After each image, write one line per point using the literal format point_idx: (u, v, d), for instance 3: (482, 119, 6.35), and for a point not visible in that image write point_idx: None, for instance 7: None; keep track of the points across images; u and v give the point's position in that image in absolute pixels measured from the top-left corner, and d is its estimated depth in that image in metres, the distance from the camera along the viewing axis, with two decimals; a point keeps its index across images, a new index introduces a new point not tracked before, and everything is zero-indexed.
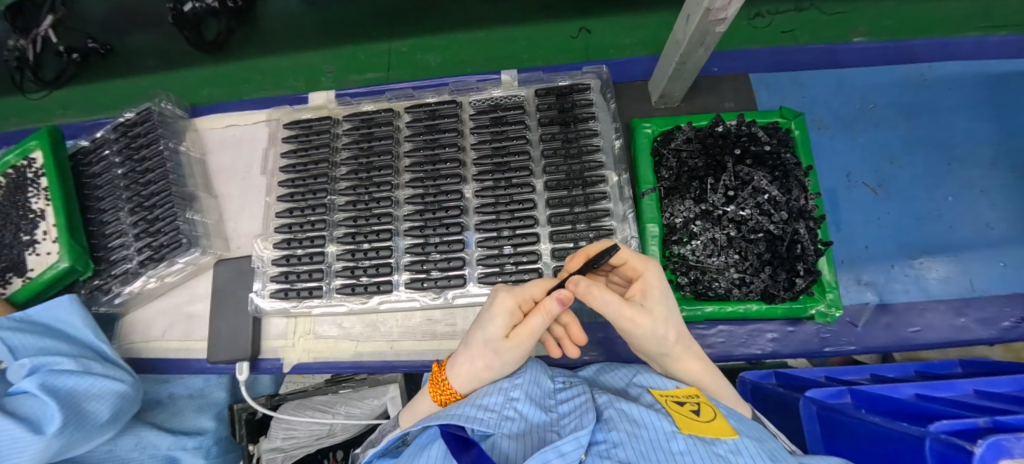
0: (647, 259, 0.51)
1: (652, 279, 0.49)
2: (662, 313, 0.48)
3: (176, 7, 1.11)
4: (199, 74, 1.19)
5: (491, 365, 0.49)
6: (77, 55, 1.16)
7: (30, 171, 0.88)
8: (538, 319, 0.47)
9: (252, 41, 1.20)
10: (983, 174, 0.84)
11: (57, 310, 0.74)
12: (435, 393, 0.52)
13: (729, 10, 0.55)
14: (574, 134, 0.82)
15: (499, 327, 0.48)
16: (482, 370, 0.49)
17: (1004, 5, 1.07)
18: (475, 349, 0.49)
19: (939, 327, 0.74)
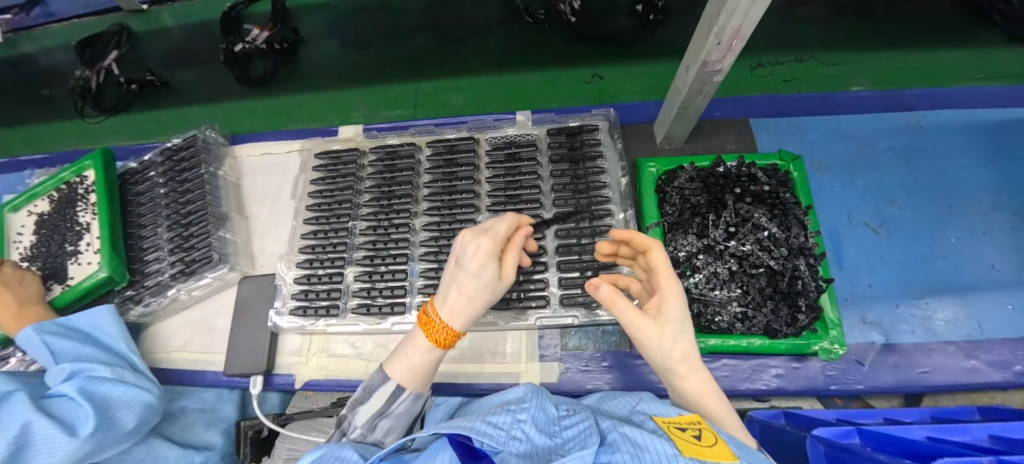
0: (672, 276, 0.49)
1: (670, 298, 0.48)
2: (673, 332, 0.47)
3: (228, 47, 1.21)
4: (242, 106, 1.30)
5: (483, 300, 0.49)
6: (136, 86, 1.29)
7: (81, 187, 0.96)
8: (514, 256, 0.50)
9: (292, 79, 1.32)
10: (984, 218, 0.86)
11: (97, 321, 0.79)
12: (426, 335, 0.50)
13: (724, 62, 0.63)
14: (582, 172, 0.87)
15: (489, 247, 0.48)
16: (472, 293, 0.49)
17: (998, 61, 1.13)
18: (467, 287, 0.48)
19: (950, 369, 0.73)
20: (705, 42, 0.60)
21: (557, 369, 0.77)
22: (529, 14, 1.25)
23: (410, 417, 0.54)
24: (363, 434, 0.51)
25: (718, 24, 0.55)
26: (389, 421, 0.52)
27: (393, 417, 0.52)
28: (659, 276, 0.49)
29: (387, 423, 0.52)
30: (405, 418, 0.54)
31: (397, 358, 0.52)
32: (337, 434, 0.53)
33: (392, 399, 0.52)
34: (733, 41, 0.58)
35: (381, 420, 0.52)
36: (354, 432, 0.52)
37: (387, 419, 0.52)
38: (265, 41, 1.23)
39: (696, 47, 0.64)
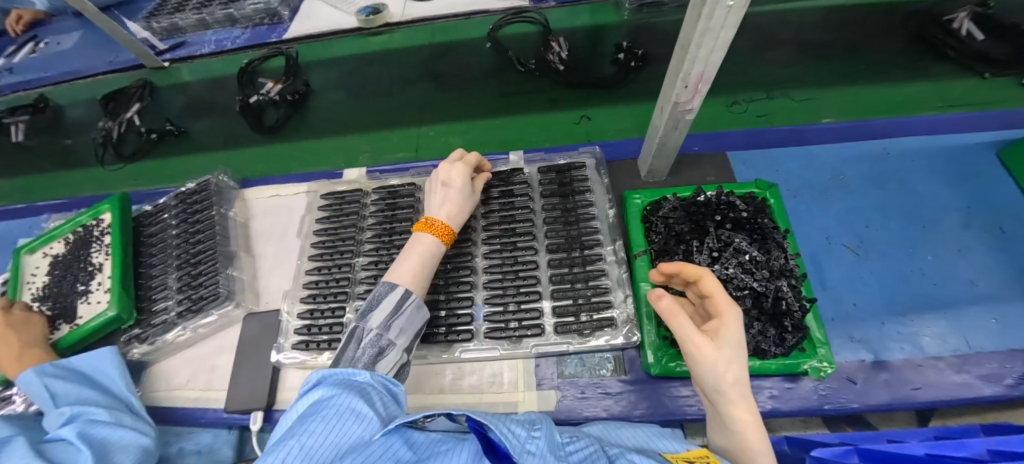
0: (732, 304, 0.52)
1: (730, 322, 0.50)
2: (730, 354, 0.48)
3: (245, 100, 1.30)
4: (256, 153, 1.40)
5: (462, 205, 0.77)
6: (156, 135, 1.38)
7: (97, 229, 1.01)
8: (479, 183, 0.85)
9: (306, 128, 1.41)
10: (958, 236, 0.90)
11: (96, 362, 0.80)
12: (431, 231, 0.71)
13: (693, 102, 0.70)
14: (572, 205, 0.92)
15: (463, 171, 0.79)
16: (458, 201, 0.77)
17: (958, 91, 1.21)
18: (453, 197, 0.77)
19: (941, 384, 0.74)
20: (674, 86, 0.67)
21: (554, 398, 0.77)
22: (520, 63, 1.29)
23: (415, 326, 0.63)
24: (380, 332, 0.58)
25: (683, 70, 0.62)
26: (400, 322, 0.60)
27: (403, 318, 0.61)
28: (722, 301, 0.52)
29: (399, 324, 0.60)
30: (412, 324, 0.62)
31: (401, 267, 0.66)
32: (352, 341, 0.58)
33: (403, 299, 0.62)
34: (699, 84, 0.65)
35: (394, 320, 0.60)
36: (370, 332, 0.58)
37: (398, 319, 0.60)
38: (277, 94, 1.30)
39: (667, 92, 0.71)
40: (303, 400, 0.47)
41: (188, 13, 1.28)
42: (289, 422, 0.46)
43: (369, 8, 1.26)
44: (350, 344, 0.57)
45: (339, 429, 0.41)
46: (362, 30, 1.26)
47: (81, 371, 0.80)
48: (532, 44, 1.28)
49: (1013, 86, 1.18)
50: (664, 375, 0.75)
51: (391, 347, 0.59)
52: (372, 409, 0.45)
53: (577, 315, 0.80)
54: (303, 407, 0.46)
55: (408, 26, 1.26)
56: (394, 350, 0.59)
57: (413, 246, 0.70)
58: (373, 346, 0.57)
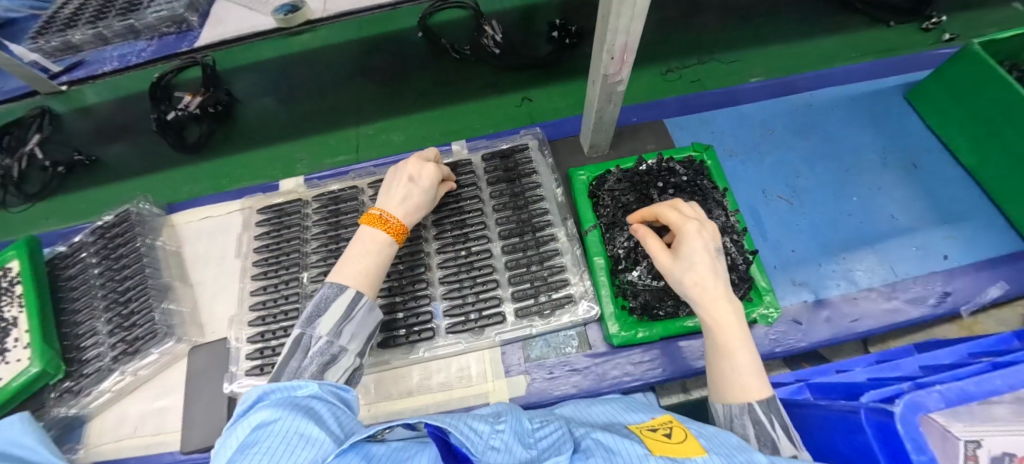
0: (684, 218, 0.59)
1: (684, 234, 0.58)
2: (684, 261, 0.56)
3: (160, 117, 1.18)
4: (184, 174, 1.35)
5: (421, 205, 0.73)
6: (64, 168, 1.29)
7: (3, 280, 0.91)
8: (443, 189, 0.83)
9: (234, 141, 1.36)
10: (878, 175, 0.97)
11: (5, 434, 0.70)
12: (386, 226, 0.66)
13: (622, 73, 0.70)
14: (519, 189, 0.92)
15: (433, 171, 0.76)
16: (422, 203, 0.73)
17: (867, 40, 1.29)
18: (417, 196, 0.73)
19: (875, 313, 0.80)
20: (601, 59, 0.67)
21: (524, 382, 0.77)
22: (455, 51, 1.21)
23: (368, 327, 0.61)
24: (330, 339, 0.56)
25: (607, 42, 0.62)
26: (352, 327, 0.59)
27: (354, 323, 0.59)
28: (673, 220, 0.61)
29: (350, 329, 0.58)
30: (364, 328, 0.61)
31: (347, 265, 0.62)
32: (298, 350, 0.55)
33: (353, 304, 0.59)
34: (624, 55, 0.65)
35: (345, 326, 0.58)
36: (319, 340, 0.56)
37: (349, 324, 0.58)
38: (197, 107, 1.19)
39: (596, 64, 0.71)
40: (241, 427, 0.42)
41: (81, 29, 1.12)
42: (223, 456, 0.40)
43: (287, 5, 1.07)
44: (297, 354, 0.55)
45: (288, 454, 0.37)
46: (279, 32, 1.09)
47: None
48: (467, 29, 1.20)
49: (914, 32, 1.28)
50: (627, 343, 0.77)
51: (343, 354, 0.57)
52: (324, 431, 0.41)
53: (536, 297, 0.80)
54: (241, 437, 0.41)
55: (333, 21, 1.11)
56: (346, 356, 0.58)
57: (365, 242, 0.64)
58: (322, 355, 0.55)
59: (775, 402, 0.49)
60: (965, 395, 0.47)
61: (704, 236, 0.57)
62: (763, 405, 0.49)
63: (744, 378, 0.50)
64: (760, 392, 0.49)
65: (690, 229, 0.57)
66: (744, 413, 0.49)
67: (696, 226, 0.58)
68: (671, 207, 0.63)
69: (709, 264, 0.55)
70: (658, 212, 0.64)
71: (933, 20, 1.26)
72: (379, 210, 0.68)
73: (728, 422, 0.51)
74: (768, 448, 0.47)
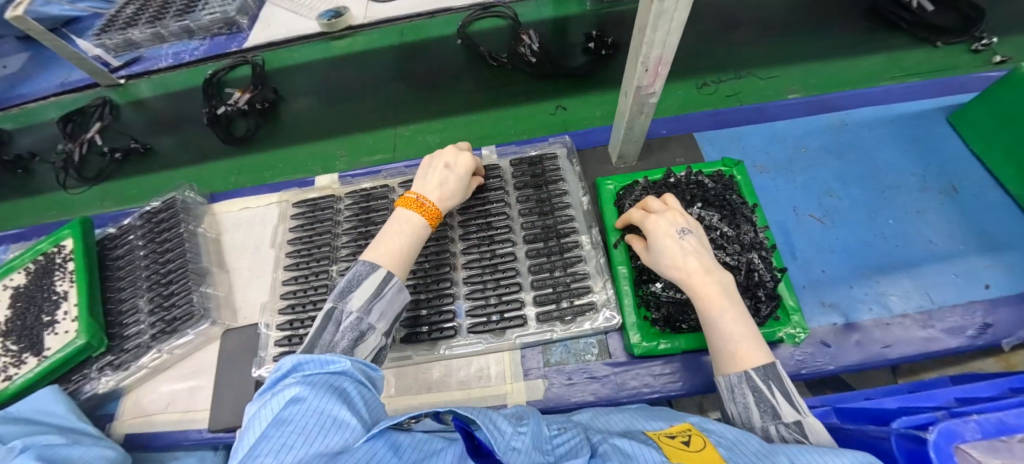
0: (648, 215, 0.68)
1: (649, 231, 0.66)
2: (657, 252, 0.64)
3: (211, 111, 1.25)
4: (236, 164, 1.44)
5: (456, 193, 0.76)
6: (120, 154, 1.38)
7: (59, 256, 0.97)
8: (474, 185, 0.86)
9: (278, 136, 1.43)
10: (916, 198, 0.94)
11: (44, 403, 0.75)
12: (422, 209, 0.70)
13: (655, 85, 0.71)
14: (546, 195, 0.93)
15: (468, 162, 0.78)
16: (458, 189, 0.76)
17: (911, 60, 1.26)
18: (454, 183, 0.76)
19: (908, 340, 0.78)
20: (635, 72, 0.68)
21: (542, 386, 0.78)
22: (492, 58, 1.25)
23: (395, 308, 0.63)
24: (360, 315, 0.58)
25: (642, 55, 0.63)
26: (381, 305, 0.60)
27: (384, 302, 0.61)
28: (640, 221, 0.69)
29: (379, 307, 0.60)
30: (391, 308, 0.62)
31: (379, 245, 0.65)
32: (330, 324, 0.57)
33: (385, 282, 0.61)
34: (659, 67, 0.66)
35: (375, 303, 0.60)
36: (349, 315, 0.58)
37: (379, 302, 0.60)
38: (246, 104, 1.25)
39: (630, 76, 0.72)
40: (273, 402, 0.44)
41: (140, 27, 1.21)
42: (256, 430, 0.42)
43: (331, 11, 1.18)
44: (328, 327, 0.57)
45: (320, 441, 0.39)
46: (324, 35, 1.18)
47: (20, 417, 0.74)
48: (503, 37, 1.23)
49: (963, 54, 1.24)
50: (647, 354, 0.77)
51: (371, 331, 0.59)
52: (353, 416, 0.43)
53: (558, 302, 0.81)
54: (274, 412, 0.42)
55: (372, 27, 1.19)
56: (373, 334, 0.60)
57: (400, 222, 0.68)
58: (352, 331, 0.57)
59: (775, 368, 0.52)
60: (1008, 428, 0.45)
61: (666, 227, 0.64)
62: (760, 372, 0.52)
63: (735, 345, 0.54)
64: (754, 359, 0.53)
65: (652, 225, 0.66)
66: (743, 382, 0.53)
67: (659, 218, 0.66)
68: (640, 209, 0.72)
69: (676, 247, 0.62)
70: (631, 217, 0.74)
71: (984, 42, 1.21)
72: (416, 194, 0.72)
73: (730, 395, 0.54)
74: (769, 414, 0.51)
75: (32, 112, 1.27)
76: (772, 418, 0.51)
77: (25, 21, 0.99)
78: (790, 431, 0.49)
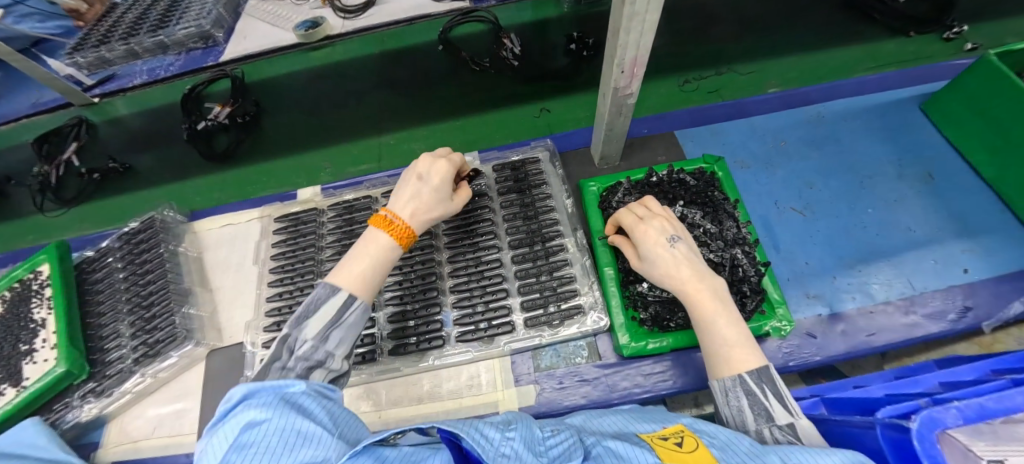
0: (637, 222, 0.68)
1: (639, 239, 0.67)
2: (647, 260, 0.65)
3: (191, 127, 1.23)
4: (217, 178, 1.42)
5: (430, 210, 0.73)
6: (98, 175, 1.35)
7: (35, 283, 0.94)
8: (462, 195, 0.81)
9: (259, 149, 1.41)
10: (894, 186, 0.95)
11: (25, 435, 0.73)
12: (389, 230, 0.67)
13: (632, 86, 0.71)
14: (530, 199, 0.93)
15: (441, 180, 0.74)
16: (427, 207, 0.72)
17: (885, 51, 1.28)
18: (427, 199, 0.72)
19: (892, 327, 0.79)
20: (611, 73, 0.68)
21: (533, 392, 0.78)
22: (475, 63, 1.23)
23: (356, 334, 0.62)
24: (316, 344, 0.57)
25: (617, 56, 0.63)
26: (340, 333, 0.59)
27: (343, 330, 0.59)
28: (630, 228, 0.70)
29: (337, 335, 0.59)
30: (352, 334, 0.61)
31: (346, 263, 0.63)
32: (284, 351, 0.56)
33: (344, 309, 0.60)
34: (635, 68, 0.66)
35: (333, 331, 0.59)
36: (305, 343, 0.57)
37: (337, 330, 0.59)
38: (227, 117, 1.22)
39: (607, 77, 0.72)
40: (228, 433, 0.42)
41: (113, 44, 1.18)
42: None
43: (309, 22, 1.16)
44: (282, 355, 0.56)
45: (287, 456, 0.38)
46: (302, 45, 1.16)
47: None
48: (484, 42, 1.22)
49: (935, 43, 1.26)
50: (637, 354, 0.77)
51: (328, 359, 0.59)
52: (318, 427, 0.42)
53: (545, 307, 0.81)
54: (230, 442, 0.41)
55: (354, 35, 1.16)
56: (332, 362, 0.59)
57: (368, 243, 0.65)
58: (307, 360, 0.56)
59: (767, 370, 0.52)
60: (988, 412, 0.46)
61: (655, 235, 0.65)
62: (753, 375, 0.52)
63: (728, 351, 0.55)
64: (747, 363, 0.53)
65: (642, 234, 0.66)
66: (737, 386, 0.53)
67: (647, 227, 0.66)
68: (629, 214, 0.72)
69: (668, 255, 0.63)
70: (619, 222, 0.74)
71: (954, 31, 1.24)
72: (390, 213, 0.69)
73: (724, 399, 0.54)
74: (763, 417, 0.50)
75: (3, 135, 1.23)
76: (766, 421, 0.50)
77: None
78: (784, 434, 0.49)
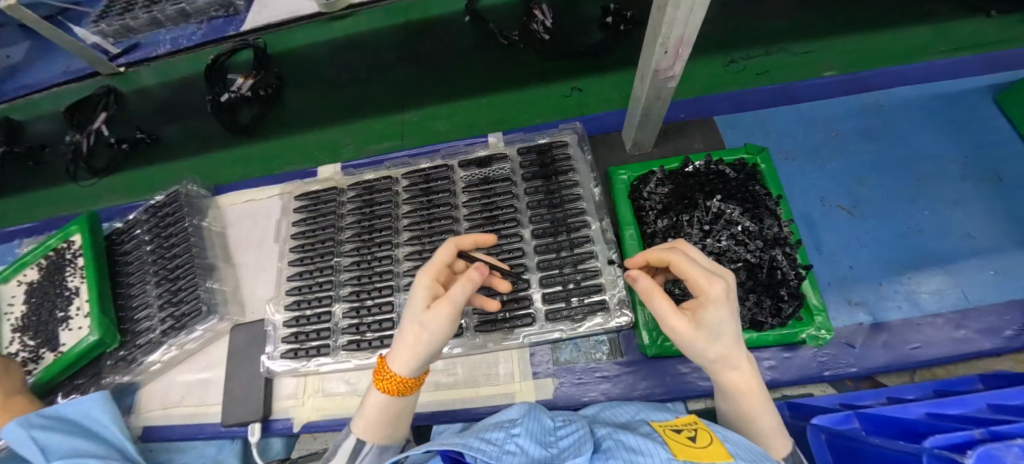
0: (713, 281, 0.45)
1: (713, 300, 0.44)
2: (709, 336, 0.45)
3: (215, 98, 1.21)
4: (234, 154, 1.32)
5: (422, 345, 0.46)
6: (127, 145, 1.31)
7: (68, 252, 0.96)
8: (461, 287, 0.46)
9: (282, 125, 1.32)
10: (956, 187, 0.87)
11: (92, 410, 0.76)
12: (377, 380, 0.49)
13: (675, 68, 0.65)
14: (555, 186, 0.89)
15: (421, 300, 0.48)
16: (415, 345, 0.46)
17: (960, 32, 1.15)
18: (406, 328, 0.47)
19: (940, 341, 0.73)
20: (653, 53, 0.62)
21: (551, 385, 0.76)
22: (501, 36, 1.19)
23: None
24: None
25: (661, 34, 0.57)
26: None
27: None
28: (697, 288, 0.46)
29: None
30: None
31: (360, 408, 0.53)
32: None
33: (357, 453, 0.51)
34: (679, 48, 0.60)
35: None
36: None
37: None
38: (249, 90, 1.22)
39: (647, 57, 0.66)
40: None
41: (138, 12, 1.20)
42: None
43: None
44: None
45: None
46: (323, 15, 1.19)
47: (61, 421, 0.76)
48: (514, 15, 1.21)
49: (1019, 24, 1.12)
50: (662, 354, 0.74)
51: None
52: None
53: (567, 300, 0.78)
54: None
55: (376, 5, 1.19)
56: None
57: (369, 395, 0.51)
58: None
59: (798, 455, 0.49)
60: None
61: (731, 313, 0.44)
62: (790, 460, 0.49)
63: (767, 440, 0.48)
64: (783, 455, 0.48)
65: (718, 306, 0.44)
66: None
67: (728, 298, 0.44)
68: (693, 265, 0.47)
69: (739, 337, 0.45)
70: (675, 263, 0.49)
71: None
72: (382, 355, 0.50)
73: None
74: None
75: (41, 102, 1.30)
76: None
77: (18, 10, 0.96)
78: None
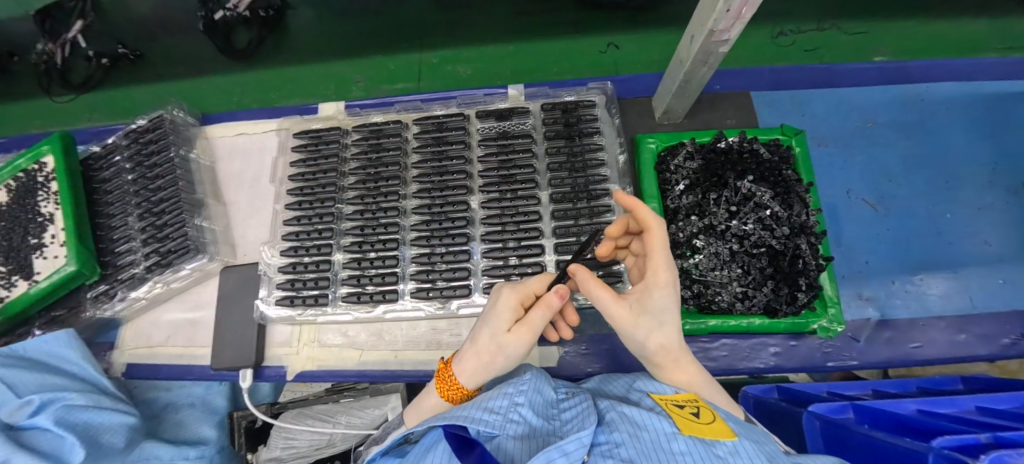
0: (668, 265, 0.46)
1: (659, 287, 0.46)
2: (651, 321, 0.45)
3: (207, 15, 1.11)
4: (230, 80, 1.21)
5: (493, 366, 0.48)
6: (107, 59, 1.19)
7: (40, 175, 0.87)
8: (540, 312, 0.46)
9: (282, 52, 1.21)
10: (982, 193, 0.85)
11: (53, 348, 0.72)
12: (441, 388, 0.51)
13: (732, 31, 0.57)
14: (580, 148, 0.83)
15: (502, 322, 0.47)
16: (487, 364, 0.48)
17: (1015, 30, 1.09)
18: (480, 344, 0.48)
19: (940, 343, 0.74)
20: (712, 11, 0.53)
21: (556, 354, 0.77)
22: None
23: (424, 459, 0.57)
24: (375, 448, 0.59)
25: None
26: None
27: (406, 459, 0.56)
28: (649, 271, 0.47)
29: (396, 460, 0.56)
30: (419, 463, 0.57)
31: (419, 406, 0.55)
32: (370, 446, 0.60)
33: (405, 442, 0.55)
34: (743, 9, 0.51)
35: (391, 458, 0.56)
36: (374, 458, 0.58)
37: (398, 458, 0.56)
38: (248, 8, 1.14)
39: (704, 14, 0.58)
40: None
41: None
42: None
43: None
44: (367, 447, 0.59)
45: None
46: None
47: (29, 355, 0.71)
48: None
49: None
50: None
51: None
52: None
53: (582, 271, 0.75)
54: None
55: None
56: None
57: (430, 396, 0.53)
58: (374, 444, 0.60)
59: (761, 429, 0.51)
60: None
61: (671, 301, 0.46)
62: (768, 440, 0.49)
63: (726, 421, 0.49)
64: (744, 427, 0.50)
65: (661, 292, 0.45)
66: None
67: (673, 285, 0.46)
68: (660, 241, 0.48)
69: (676, 322, 0.47)
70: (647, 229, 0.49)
71: None
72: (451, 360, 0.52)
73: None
74: None
75: None
76: None
77: None
78: None
